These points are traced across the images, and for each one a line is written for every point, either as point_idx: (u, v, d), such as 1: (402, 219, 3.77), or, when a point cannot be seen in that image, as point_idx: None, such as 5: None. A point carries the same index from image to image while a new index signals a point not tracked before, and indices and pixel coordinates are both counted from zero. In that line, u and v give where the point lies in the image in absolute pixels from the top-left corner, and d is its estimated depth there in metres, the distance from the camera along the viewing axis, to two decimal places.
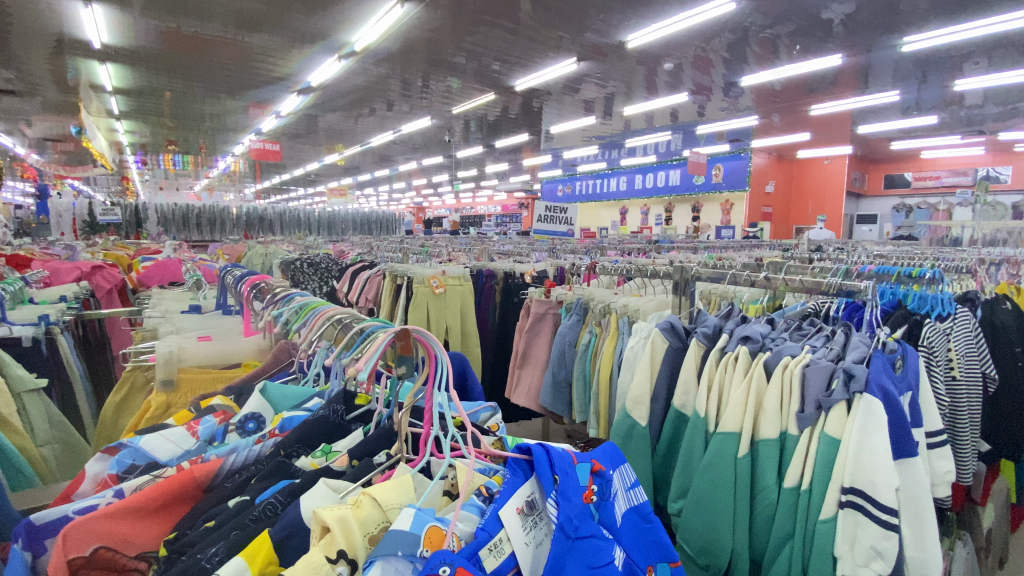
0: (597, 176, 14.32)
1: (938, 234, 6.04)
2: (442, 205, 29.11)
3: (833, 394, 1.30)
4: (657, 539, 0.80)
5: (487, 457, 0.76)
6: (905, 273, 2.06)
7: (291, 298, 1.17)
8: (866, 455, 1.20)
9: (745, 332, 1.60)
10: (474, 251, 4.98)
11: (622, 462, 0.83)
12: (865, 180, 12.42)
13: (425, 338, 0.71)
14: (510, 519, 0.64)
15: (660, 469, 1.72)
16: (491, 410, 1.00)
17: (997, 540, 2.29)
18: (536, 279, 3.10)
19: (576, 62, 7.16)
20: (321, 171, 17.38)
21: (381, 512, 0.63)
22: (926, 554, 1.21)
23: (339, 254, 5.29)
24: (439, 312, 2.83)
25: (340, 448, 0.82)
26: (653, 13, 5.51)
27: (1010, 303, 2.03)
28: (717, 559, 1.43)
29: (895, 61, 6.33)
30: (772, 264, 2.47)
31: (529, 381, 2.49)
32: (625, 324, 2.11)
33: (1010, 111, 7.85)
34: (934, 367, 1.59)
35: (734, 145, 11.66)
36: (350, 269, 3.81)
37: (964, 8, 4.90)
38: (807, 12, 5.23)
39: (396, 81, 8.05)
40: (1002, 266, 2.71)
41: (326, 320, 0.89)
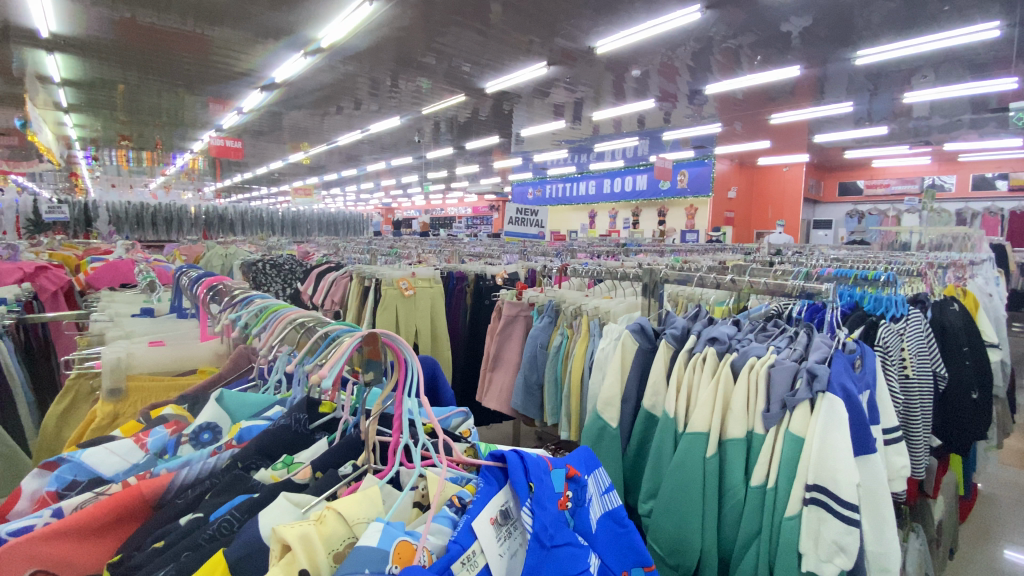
0: (566, 180, 14.45)
1: (888, 238, 6.34)
2: (411, 206, 28.77)
3: (797, 393, 1.33)
4: (633, 544, 0.78)
5: (460, 466, 0.73)
6: (860, 275, 2.13)
7: (250, 300, 1.12)
8: (828, 452, 1.23)
9: (712, 333, 1.62)
10: (445, 253, 4.93)
11: (597, 467, 0.82)
12: (822, 187, 12.97)
13: (393, 341, 0.68)
14: (483, 530, 0.61)
15: (631, 471, 1.72)
16: (462, 416, 0.98)
17: (947, 531, 2.41)
18: (507, 281, 3.09)
19: (546, 66, 7.20)
20: (284, 169, 16.91)
21: (347, 527, 0.59)
22: (885, 547, 1.25)
23: (305, 255, 5.14)
24: (409, 315, 2.78)
25: (302, 459, 0.78)
26: (621, 20, 5.60)
27: (957, 304, 2.14)
28: (687, 558, 1.44)
29: (848, 74, 6.63)
30: (736, 266, 2.52)
31: (500, 383, 2.47)
32: (596, 325, 2.12)
33: (953, 123, 8.33)
34: (889, 366, 1.66)
35: (698, 151, 11.98)
36: (315, 271, 3.71)
37: (912, 24, 5.17)
38: (768, 24, 5.43)
39: (364, 79, 7.90)
40: (949, 269, 2.86)
41: (288, 324, 0.85)
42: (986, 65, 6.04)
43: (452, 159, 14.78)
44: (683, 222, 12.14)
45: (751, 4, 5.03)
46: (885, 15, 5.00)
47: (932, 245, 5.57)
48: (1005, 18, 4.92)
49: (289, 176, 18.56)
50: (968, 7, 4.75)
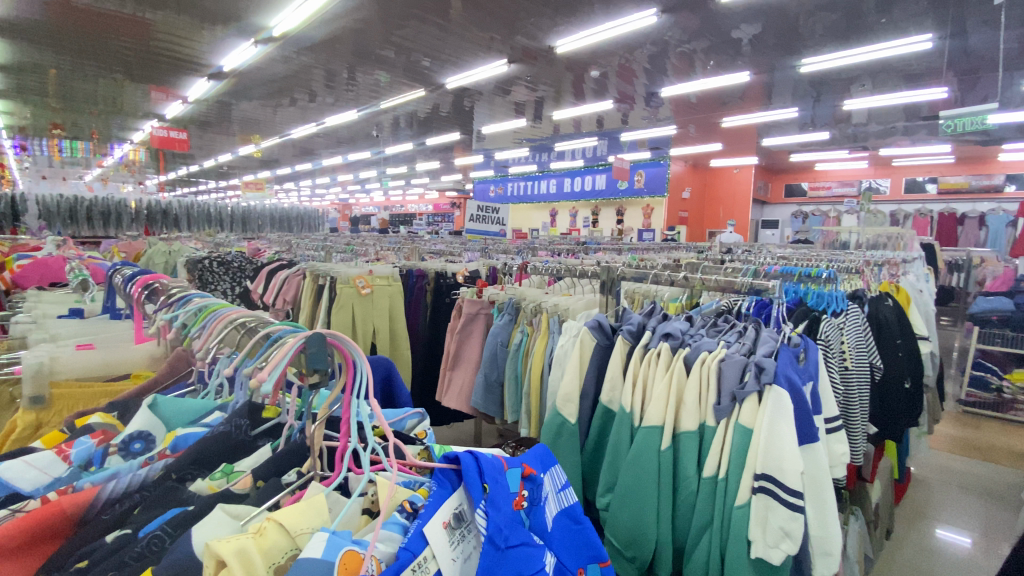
0: (527, 178, 14.48)
1: (830, 238, 6.71)
2: (370, 202, 28.11)
3: (746, 386, 1.38)
4: (588, 540, 0.78)
5: (412, 469, 0.71)
6: (804, 272, 2.23)
7: (188, 300, 1.05)
8: (775, 442, 1.28)
9: (666, 330, 1.66)
10: (404, 250, 4.84)
11: (554, 464, 0.82)
12: (770, 188, 13.55)
13: (341, 341, 0.65)
14: (436, 534, 0.60)
15: (589, 466, 1.74)
16: (417, 418, 0.96)
17: (884, 513, 2.57)
18: (468, 279, 3.05)
19: (507, 64, 7.18)
20: (234, 162, 16.17)
21: (290, 539, 0.56)
22: (827, 531, 1.32)
23: (256, 253, 4.92)
24: (366, 314, 2.71)
25: (243, 468, 0.74)
26: (581, 21, 5.65)
27: (891, 300, 2.28)
28: (643, 551, 1.46)
29: (794, 81, 6.96)
30: (689, 264, 2.59)
31: (460, 383, 2.44)
32: (556, 323, 2.13)
33: (888, 130, 8.88)
34: (830, 358, 1.75)
35: (654, 152, 12.29)
36: (265, 269, 3.55)
37: (851, 34, 5.47)
38: (720, 30, 5.62)
39: (320, 71, 7.64)
40: (885, 267, 3.04)
41: (227, 324, 0.80)
42: (918, 75, 6.46)
43: (412, 155, 14.54)
44: (640, 221, 12.43)
45: (704, 10, 5.20)
46: (828, 25, 5.27)
47: (869, 244, 5.92)
48: (936, 32, 5.26)
49: (239, 169, 17.78)
50: (903, 20, 5.06)
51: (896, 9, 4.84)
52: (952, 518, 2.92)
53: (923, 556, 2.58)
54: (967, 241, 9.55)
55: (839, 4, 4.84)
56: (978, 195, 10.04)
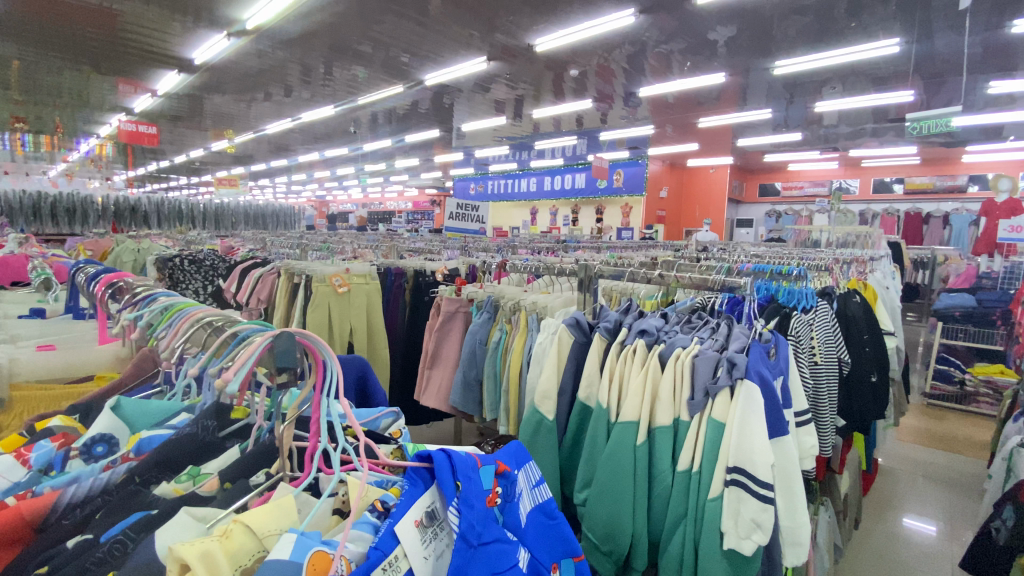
0: (507, 176, 14.47)
1: (802, 236, 6.88)
2: (347, 199, 27.70)
3: (718, 381, 1.41)
4: (562, 535, 0.78)
5: (384, 469, 0.71)
6: (776, 269, 2.28)
7: (154, 298, 1.02)
8: (746, 436, 1.31)
9: (642, 326, 1.68)
10: (382, 248, 4.79)
11: (528, 461, 0.82)
12: (745, 188, 13.83)
13: (309, 340, 0.64)
14: (407, 533, 0.59)
15: (567, 463, 1.76)
16: (393, 417, 0.96)
17: (852, 504, 2.66)
18: (447, 277, 3.04)
19: (486, 61, 7.15)
20: (207, 157, 15.75)
21: (257, 541, 0.55)
22: (796, 521, 1.36)
23: (229, 250, 4.80)
24: (343, 313, 2.68)
25: (210, 470, 0.72)
26: (560, 19, 5.67)
27: (858, 297, 2.35)
28: (619, 544, 1.48)
29: (768, 83, 7.11)
30: (665, 262, 2.62)
31: (438, 382, 2.43)
32: (534, 320, 2.14)
33: (857, 131, 9.15)
34: (800, 354, 1.79)
35: (633, 151, 12.41)
36: (238, 268, 3.47)
37: (823, 38, 5.61)
38: (697, 32, 5.70)
39: (295, 65, 7.49)
40: (853, 264, 3.13)
41: (194, 323, 0.78)
42: (886, 79, 6.66)
43: (391, 152, 14.39)
44: (619, 220, 12.55)
45: (681, 12, 5.27)
46: (800, 29, 5.40)
47: (839, 242, 6.09)
48: (903, 37, 5.43)
49: (212, 165, 17.32)
50: (872, 24, 5.21)
51: (865, 14, 4.98)
52: (918, 507, 3.03)
53: (890, 544, 2.68)
54: (932, 240, 9.91)
55: (811, 8, 4.95)
56: (942, 195, 10.42)
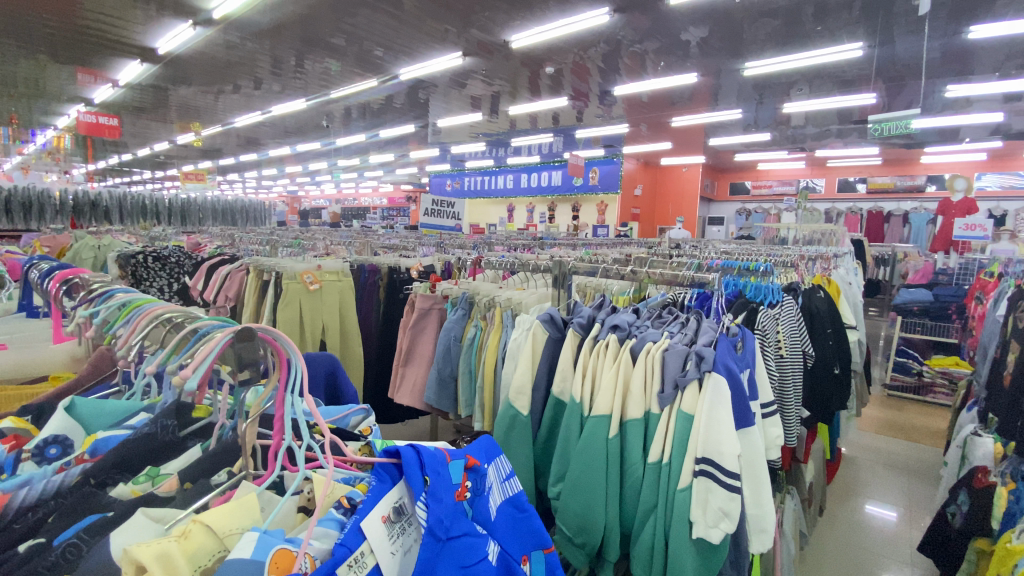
0: (483, 173, 14.42)
1: (771, 234, 7.08)
2: (320, 195, 27.13)
3: (687, 374, 1.44)
4: (532, 527, 0.79)
5: (351, 466, 0.71)
6: (743, 265, 2.34)
7: (110, 294, 0.98)
8: (714, 428, 1.34)
9: (614, 321, 1.71)
10: (356, 245, 4.71)
11: (498, 455, 0.82)
12: (716, 187, 14.10)
13: (272, 335, 0.62)
14: (373, 528, 0.59)
15: (541, 457, 1.77)
16: (362, 414, 0.96)
17: (817, 492, 2.76)
18: (422, 274, 3.01)
19: (462, 57, 7.10)
20: (172, 150, 15.22)
21: (218, 540, 0.54)
22: (762, 510, 1.41)
23: (195, 247, 4.65)
24: (314, 310, 2.63)
25: (170, 470, 0.70)
26: (536, 17, 5.66)
27: (822, 292, 2.43)
28: (592, 537, 1.51)
29: (739, 84, 7.28)
30: (638, 259, 2.65)
31: (413, 379, 2.42)
32: (509, 317, 2.14)
33: (823, 132, 9.43)
34: (767, 347, 1.84)
35: (608, 150, 12.53)
36: (205, 265, 3.37)
37: (790, 41, 5.76)
38: (670, 32, 5.79)
39: (265, 57, 7.28)
40: (818, 262, 3.23)
41: (152, 320, 0.75)
42: (850, 82, 6.89)
43: (365, 148, 14.16)
44: (595, 218, 12.66)
45: (655, 12, 5.34)
46: (769, 32, 5.53)
47: (806, 240, 6.26)
48: (866, 41, 5.61)
49: (177, 159, 16.76)
50: (838, 28, 5.37)
51: (830, 18, 5.14)
52: (879, 494, 3.17)
53: (853, 530, 2.78)
54: (892, 237, 10.31)
55: (780, 11, 5.07)
56: (902, 195, 10.83)
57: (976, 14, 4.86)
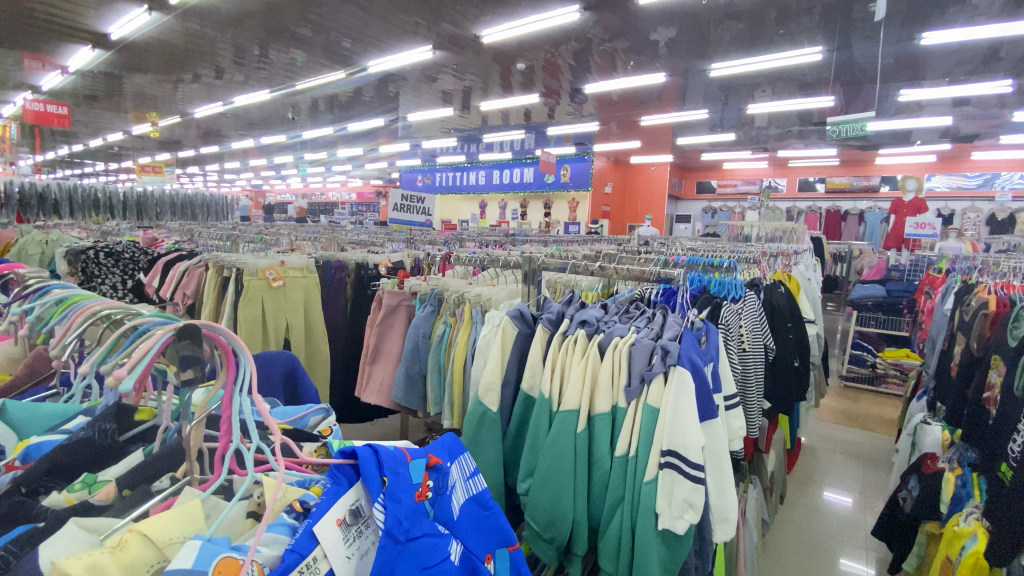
0: (455, 169, 14.29)
1: (735, 232, 7.29)
2: (286, 188, 26.37)
3: (653, 368, 1.45)
4: (497, 525, 0.77)
5: (306, 468, 0.68)
6: (708, 261, 2.37)
7: (48, 291, 0.92)
8: (679, 420, 1.36)
9: (583, 317, 1.72)
10: (322, 240, 4.60)
11: (462, 453, 0.81)
12: (683, 185, 14.39)
13: (219, 333, 0.58)
14: (328, 533, 0.56)
15: (510, 452, 1.76)
16: (322, 414, 0.94)
17: (778, 481, 2.85)
18: (391, 270, 2.95)
19: (432, 50, 7.00)
20: (127, 141, 14.53)
21: (156, 550, 0.51)
22: (726, 500, 1.44)
23: (151, 243, 4.44)
24: (278, 308, 2.56)
25: (109, 476, 0.66)
26: (506, 12, 5.63)
27: (782, 288, 2.51)
28: (560, 531, 1.51)
29: (706, 84, 7.44)
30: (606, 256, 2.67)
31: (380, 377, 2.38)
32: (478, 313, 2.13)
33: (785, 133, 9.74)
34: (730, 342, 1.89)
35: (579, 148, 12.62)
36: (161, 261, 3.21)
37: (755, 43, 5.91)
38: (639, 32, 5.86)
39: (225, 45, 7.00)
40: (780, 257, 3.33)
41: (89, 317, 0.70)
42: (810, 85, 7.13)
43: (332, 141, 13.83)
44: (566, 214, 12.75)
45: (624, 11, 5.39)
46: (734, 34, 5.66)
47: (768, 238, 6.46)
48: (825, 46, 5.81)
49: (133, 150, 16.04)
50: (799, 32, 5.54)
51: (792, 23, 5.30)
52: (837, 482, 3.29)
53: (812, 516, 2.89)
54: (849, 235, 10.73)
55: (744, 14, 5.19)
56: (858, 195, 11.19)
57: (928, 22, 5.08)
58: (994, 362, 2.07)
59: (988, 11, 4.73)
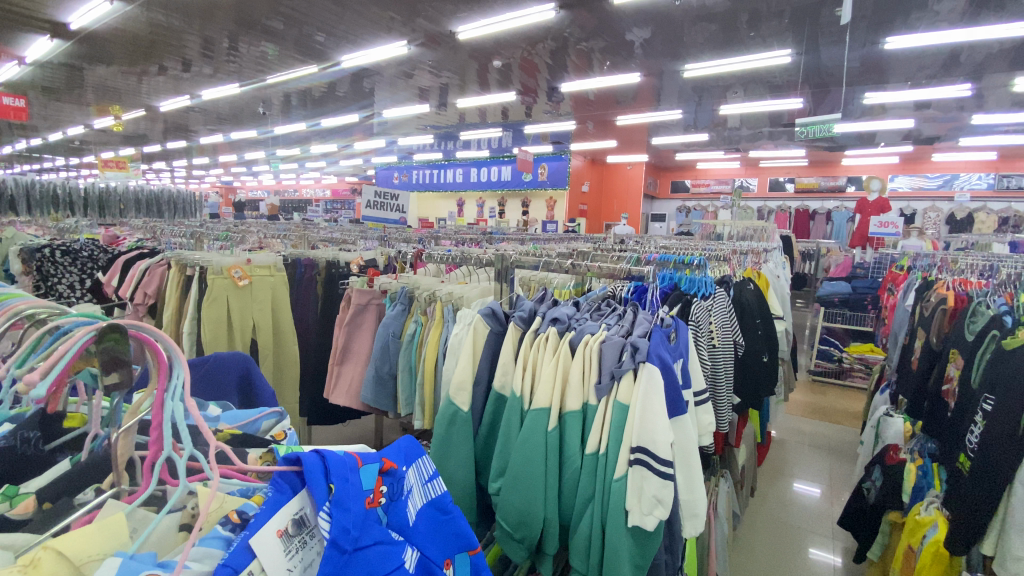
0: (431, 166, 14.15)
1: (708, 231, 7.42)
2: (257, 185, 25.77)
3: (623, 365, 1.45)
4: (457, 529, 0.74)
5: (249, 476, 0.65)
6: (679, 258, 2.38)
7: None
8: (648, 417, 1.36)
9: (554, 314, 1.71)
10: (292, 238, 4.48)
11: (420, 455, 0.78)
12: (658, 185, 14.57)
13: (148, 333, 0.55)
14: (266, 546, 0.53)
15: (482, 452, 1.74)
16: (275, 418, 0.90)
17: (748, 473, 2.90)
18: (363, 268, 2.88)
19: (407, 46, 6.91)
20: (89, 136, 13.94)
21: (72, 568, 0.48)
22: (694, 495, 1.45)
23: (111, 241, 4.25)
24: (244, 307, 2.48)
25: (31, 487, 0.61)
26: (482, 9, 5.59)
27: (751, 285, 2.54)
28: (531, 530, 1.50)
29: (681, 85, 7.53)
30: (579, 254, 2.67)
31: (349, 378, 2.33)
32: (450, 311, 2.09)
33: (756, 134, 9.95)
34: (700, 338, 1.90)
35: (556, 147, 12.67)
36: (120, 260, 3.07)
37: (727, 46, 6.00)
38: (615, 32, 5.89)
39: (193, 37, 6.76)
40: (751, 255, 3.37)
41: (10, 315, 0.65)
42: (780, 87, 7.30)
43: (305, 137, 13.53)
44: (544, 213, 12.76)
45: (600, 11, 5.41)
46: (707, 36, 5.74)
47: (739, 236, 6.59)
48: (794, 49, 5.94)
49: (96, 145, 15.42)
50: (769, 35, 5.65)
51: (763, 26, 5.40)
52: (805, 473, 3.37)
53: (782, 507, 2.96)
54: (817, 234, 11.06)
55: (717, 16, 5.26)
56: (825, 195, 11.50)
57: (892, 27, 5.24)
58: (953, 356, 2.15)
59: (948, 18, 4.91)
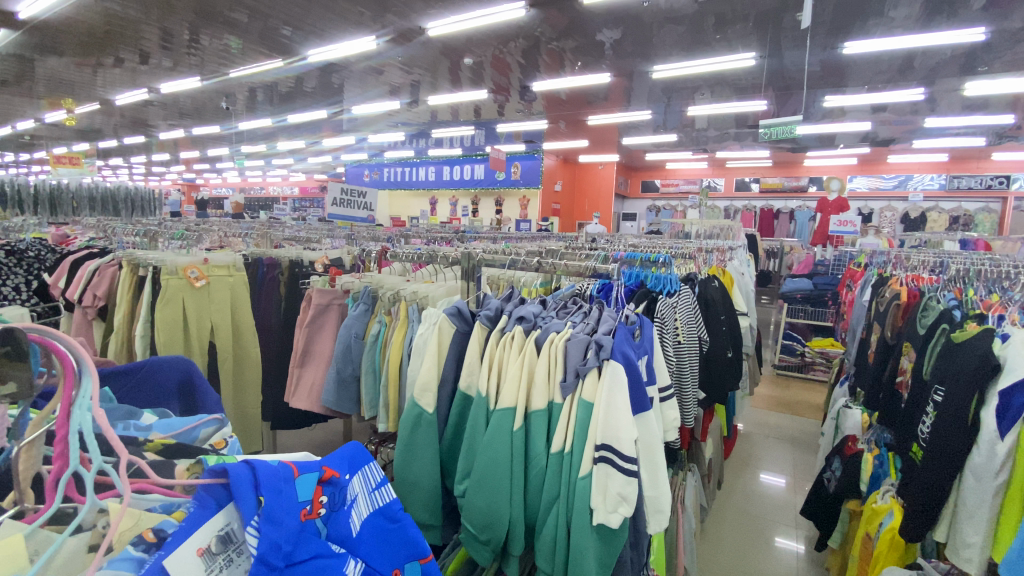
0: (403, 164, 13.97)
1: (677, 229, 7.54)
2: (222, 183, 24.92)
3: (587, 363, 1.44)
4: (406, 537, 0.71)
5: (173, 490, 0.61)
6: (645, 255, 2.38)
7: None
8: (613, 414, 1.35)
9: (520, 313, 1.69)
10: (255, 237, 4.33)
11: (367, 462, 0.74)
12: (628, 184, 14.74)
13: (54, 341, 0.51)
14: (183, 565, 0.50)
15: (447, 454, 1.71)
16: (215, 425, 0.86)
17: (715, 466, 2.94)
18: (327, 268, 2.80)
19: (376, 42, 6.78)
20: (38, 130, 13.17)
21: None
22: (659, 491, 1.45)
23: (60, 241, 4.03)
24: (200, 308, 2.38)
25: None
26: (453, 6, 5.53)
27: (716, 281, 2.58)
28: (497, 532, 1.48)
29: (651, 86, 7.63)
30: (547, 252, 2.65)
31: (311, 380, 2.26)
32: (414, 311, 2.05)
33: (723, 135, 10.16)
34: (665, 335, 1.91)
35: (529, 145, 12.69)
36: (68, 260, 2.90)
37: (695, 48, 6.10)
38: (586, 32, 5.92)
39: (151, 28, 6.47)
40: (717, 252, 3.41)
41: None
42: (745, 89, 7.47)
43: (272, 133, 13.15)
44: (517, 212, 12.73)
45: (571, 11, 5.43)
46: (676, 38, 5.83)
47: (707, 234, 6.72)
48: (759, 52, 6.09)
49: (46, 139, 14.61)
50: (735, 39, 5.78)
51: (729, 29, 5.51)
52: (770, 465, 3.46)
53: (747, 499, 3.02)
54: (781, 233, 11.38)
55: (685, 19, 5.34)
56: (789, 194, 11.85)
57: (851, 32, 5.42)
58: (906, 349, 2.22)
59: (903, 24, 5.11)
